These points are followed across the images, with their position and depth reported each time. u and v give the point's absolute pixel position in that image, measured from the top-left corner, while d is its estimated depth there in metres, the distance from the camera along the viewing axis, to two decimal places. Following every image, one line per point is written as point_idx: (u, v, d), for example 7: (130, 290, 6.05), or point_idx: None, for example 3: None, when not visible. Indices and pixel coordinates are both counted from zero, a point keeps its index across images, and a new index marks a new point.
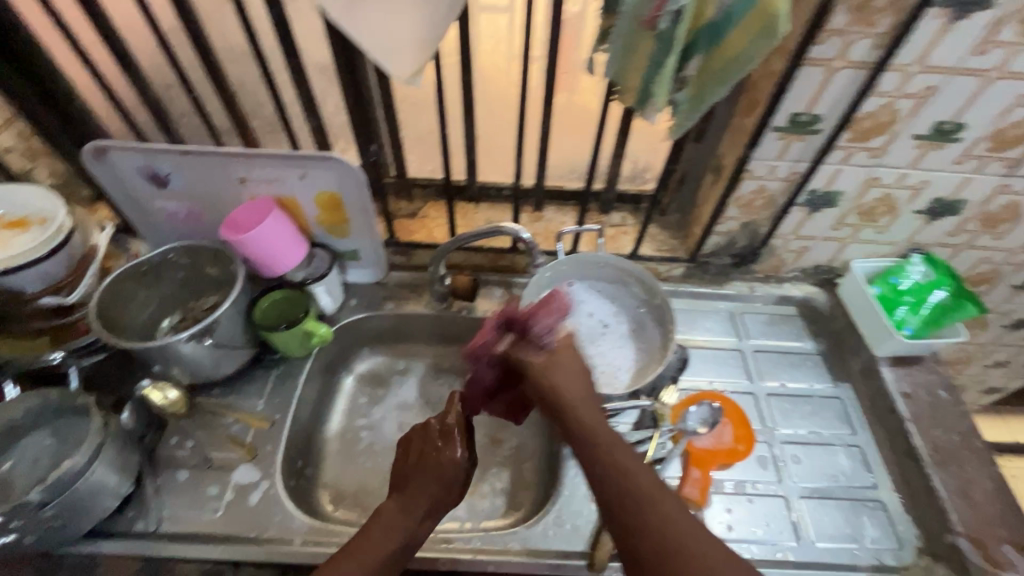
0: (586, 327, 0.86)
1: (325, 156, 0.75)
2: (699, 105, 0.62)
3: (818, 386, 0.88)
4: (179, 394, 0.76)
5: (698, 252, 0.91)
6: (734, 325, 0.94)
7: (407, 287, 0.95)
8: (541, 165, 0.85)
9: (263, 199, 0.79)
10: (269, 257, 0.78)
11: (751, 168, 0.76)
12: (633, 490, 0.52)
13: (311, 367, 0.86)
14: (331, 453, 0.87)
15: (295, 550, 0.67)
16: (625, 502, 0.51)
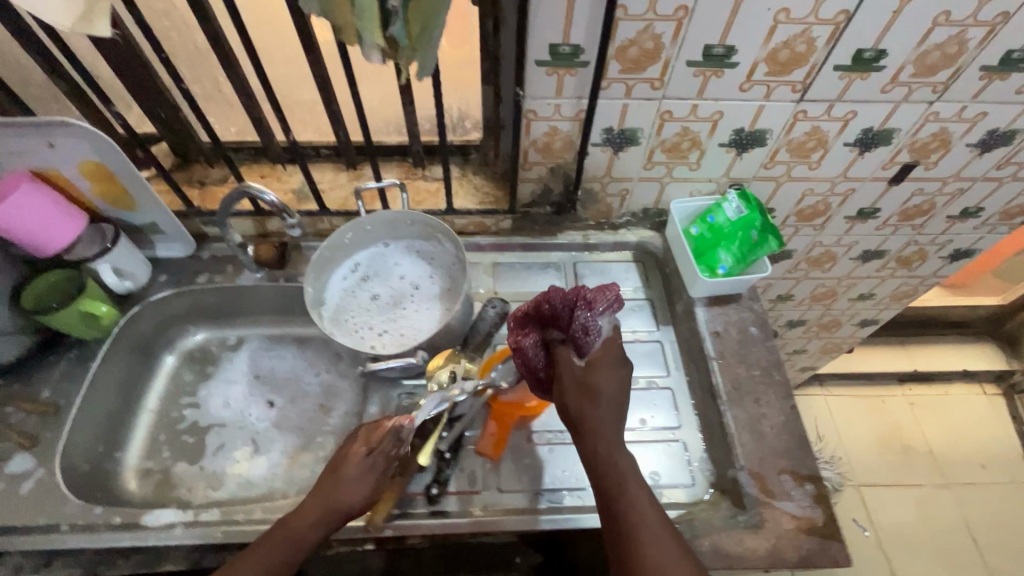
0: (395, 289, 0.84)
1: (66, 122, 0.69)
2: (423, 40, 0.57)
3: (640, 331, 0.87)
4: None
5: (517, 202, 0.88)
6: (564, 276, 0.92)
7: (223, 259, 0.90)
8: (332, 119, 0.80)
9: (17, 172, 0.73)
10: (27, 236, 0.72)
11: (533, 108, 0.72)
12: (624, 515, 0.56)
13: (112, 349, 0.82)
14: (146, 435, 0.84)
15: (62, 536, 0.65)
16: (638, 518, 0.56)
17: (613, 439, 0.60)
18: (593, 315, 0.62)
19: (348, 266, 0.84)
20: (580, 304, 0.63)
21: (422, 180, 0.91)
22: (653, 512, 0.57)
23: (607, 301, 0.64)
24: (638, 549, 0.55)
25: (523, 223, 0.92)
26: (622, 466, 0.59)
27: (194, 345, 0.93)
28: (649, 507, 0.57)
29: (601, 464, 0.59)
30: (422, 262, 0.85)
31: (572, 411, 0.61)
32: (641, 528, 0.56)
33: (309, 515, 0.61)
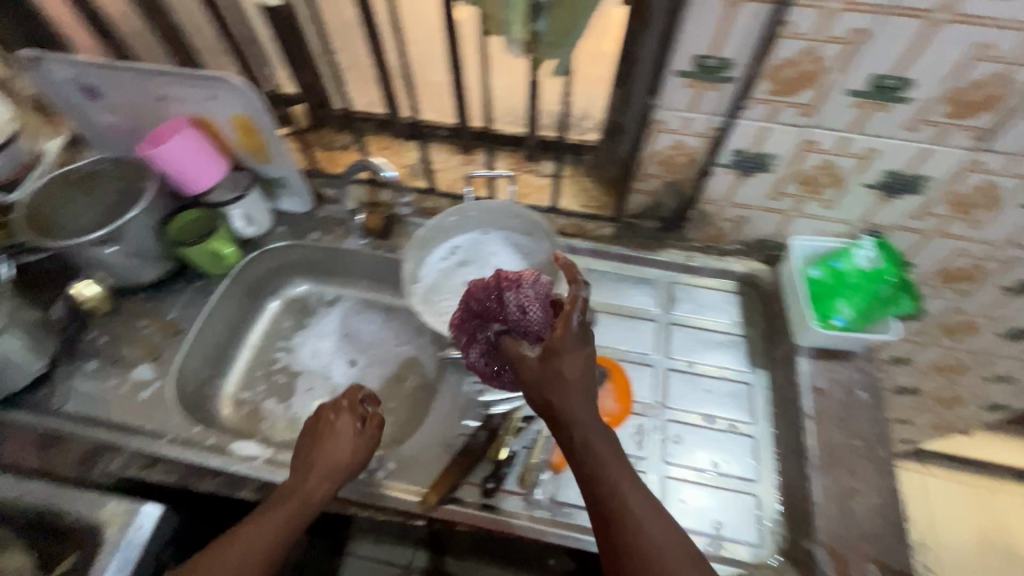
0: (488, 277, 0.84)
1: (227, 77, 0.75)
2: (566, 38, 0.56)
3: (729, 369, 0.81)
4: (98, 291, 0.84)
5: (623, 211, 0.85)
6: (657, 295, 0.88)
7: (334, 221, 0.96)
8: (458, 102, 0.81)
9: (182, 118, 0.82)
10: (181, 174, 0.81)
11: (662, 119, 0.68)
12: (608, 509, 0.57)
13: (229, 286, 0.91)
14: (243, 368, 0.93)
15: (165, 445, 0.73)
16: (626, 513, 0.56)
17: (592, 427, 0.59)
18: (524, 295, 0.65)
19: (447, 246, 0.85)
20: (498, 293, 0.67)
21: (531, 175, 0.90)
22: (648, 507, 0.57)
23: (533, 282, 0.67)
24: (630, 544, 0.55)
25: (624, 233, 0.89)
26: (612, 461, 0.59)
27: (297, 295, 1.00)
28: (642, 501, 0.57)
29: (579, 450, 0.59)
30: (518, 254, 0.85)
31: (546, 398, 0.60)
32: (635, 526, 0.56)
33: (293, 495, 0.62)
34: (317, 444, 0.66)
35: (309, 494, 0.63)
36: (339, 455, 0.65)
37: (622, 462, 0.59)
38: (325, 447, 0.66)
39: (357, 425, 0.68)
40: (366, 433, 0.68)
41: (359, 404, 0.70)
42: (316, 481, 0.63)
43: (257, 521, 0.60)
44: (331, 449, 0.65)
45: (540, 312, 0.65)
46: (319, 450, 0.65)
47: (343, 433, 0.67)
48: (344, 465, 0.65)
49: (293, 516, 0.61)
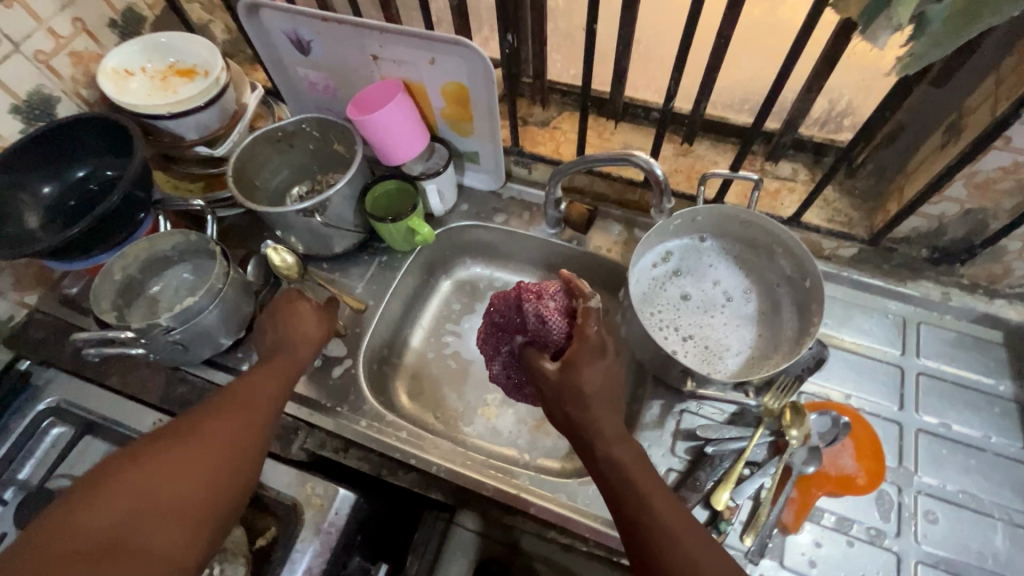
0: (704, 295, 0.73)
1: (456, 40, 0.67)
2: (960, 29, 0.42)
3: (996, 441, 0.67)
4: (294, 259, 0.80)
5: (884, 234, 0.70)
6: (902, 335, 0.74)
7: (521, 204, 0.88)
8: (706, 86, 0.69)
9: (392, 81, 0.76)
10: (387, 144, 0.76)
11: (1011, 135, 0.53)
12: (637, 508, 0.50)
13: (411, 264, 0.86)
14: (416, 348, 0.89)
15: (359, 431, 0.71)
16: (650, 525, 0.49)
17: (587, 414, 0.54)
18: (544, 308, 0.58)
19: (659, 250, 0.75)
20: (523, 307, 0.60)
21: (768, 176, 0.78)
22: (669, 509, 0.50)
23: (559, 291, 0.59)
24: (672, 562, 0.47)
25: (870, 257, 0.75)
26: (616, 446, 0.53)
27: (468, 277, 0.94)
28: (670, 513, 0.50)
29: (613, 476, 0.52)
30: (740, 271, 0.74)
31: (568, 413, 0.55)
32: (657, 521, 0.49)
33: (253, 393, 0.62)
34: (283, 321, 0.69)
35: (267, 388, 0.63)
36: (301, 333, 0.69)
37: (643, 465, 0.53)
38: (293, 334, 0.69)
39: (312, 315, 0.71)
40: (320, 321, 0.71)
41: (331, 310, 0.74)
42: (279, 380, 0.65)
43: (240, 416, 0.60)
44: (302, 328, 0.69)
45: (555, 327, 0.57)
46: (292, 341, 0.68)
47: (303, 314, 0.70)
48: (294, 342, 0.68)
49: (256, 421, 0.60)
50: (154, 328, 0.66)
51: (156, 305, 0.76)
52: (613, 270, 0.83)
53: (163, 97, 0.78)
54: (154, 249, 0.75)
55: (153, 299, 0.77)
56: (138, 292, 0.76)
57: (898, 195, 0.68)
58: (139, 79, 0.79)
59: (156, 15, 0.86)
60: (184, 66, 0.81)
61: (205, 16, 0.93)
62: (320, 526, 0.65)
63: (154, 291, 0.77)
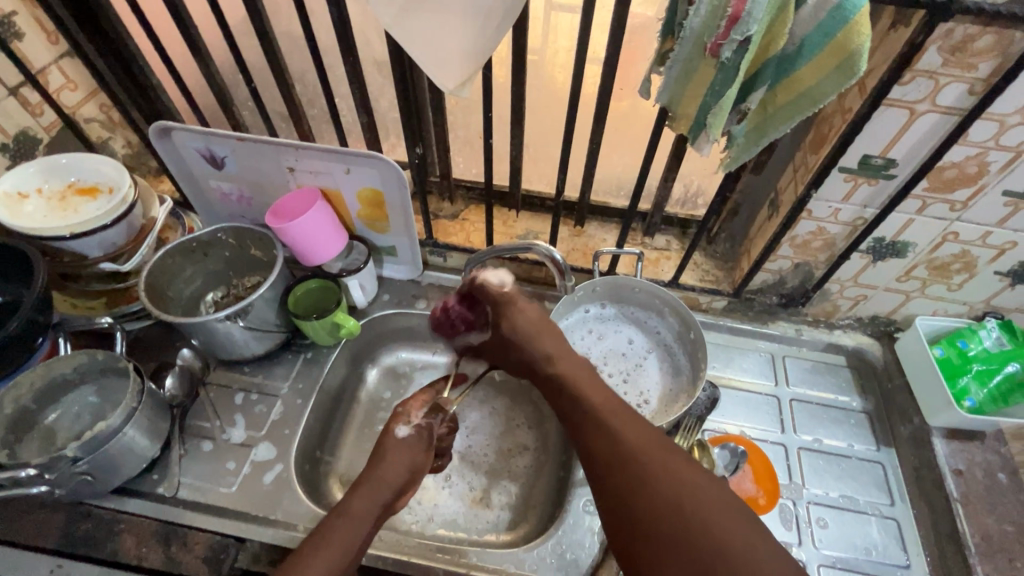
0: (615, 357, 0.84)
1: (369, 155, 0.75)
2: (757, 140, 0.58)
3: (857, 447, 0.81)
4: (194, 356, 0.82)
5: (743, 287, 0.86)
6: (773, 368, 0.88)
7: (440, 289, 0.95)
8: (588, 179, 0.83)
9: (309, 189, 0.81)
10: (308, 247, 0.80)
11: (811, 208, 0.71)
12: (586, 402, 0.56)
13: (337, 356, 0.88)
14: (347, 440, 0.88)
15: (298, 536, 0.69)
16: (608, 435, 0.53)
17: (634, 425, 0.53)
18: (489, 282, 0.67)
19: (581, 312, 0.86)
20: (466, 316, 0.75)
21: (647, 247, 0.92)
22: (644, 438, 0.52)
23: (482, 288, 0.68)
24: (637, 477, 0.49)
25: (738, 307, 0.90)
26: (626, 428, 0.53)
27: (395, 363, 0.97)
28: (624, 426, 0.53)
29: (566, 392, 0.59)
30: (647, 347, 0.84)
31: (521, 337, 0.64)
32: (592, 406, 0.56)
33: (349, 517, 0.58)
34: (383, 456, 0.64)
35: (364, 515, 0.59)
36: (412, 468, 0.65)
37: (614, 407, 0.55)
38: (382, 452, 0.65)
39: (415, 446, 0.66)
40: (426, 450, 0.67)
41: (430, 425, 0.69)
42: (365, 474, 0.63)
43: (338, 537, 0.56)
44: (402, 463, 0.64)
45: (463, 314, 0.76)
46: (385, 465, 0.63)
47: (396, 446, 0.65)
48: (409, 476, 0.65)
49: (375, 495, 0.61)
50: (59, 460, 0.62)
51: (53, 435, 0.70)
52: None
53: (64, 217, 0.77)
54: (53, 374, 0.70)
55: (48, 429, 0.71)
56: (30, 424, 0.70)
57: (746, 255, 0.85)
58: (35, 201, 0.78)
59: (52, 136, 0.86)
60: (85, 184, 0.81)
61: (104, 134, 0.94)
62: None
63: (50, 420, 0.71)
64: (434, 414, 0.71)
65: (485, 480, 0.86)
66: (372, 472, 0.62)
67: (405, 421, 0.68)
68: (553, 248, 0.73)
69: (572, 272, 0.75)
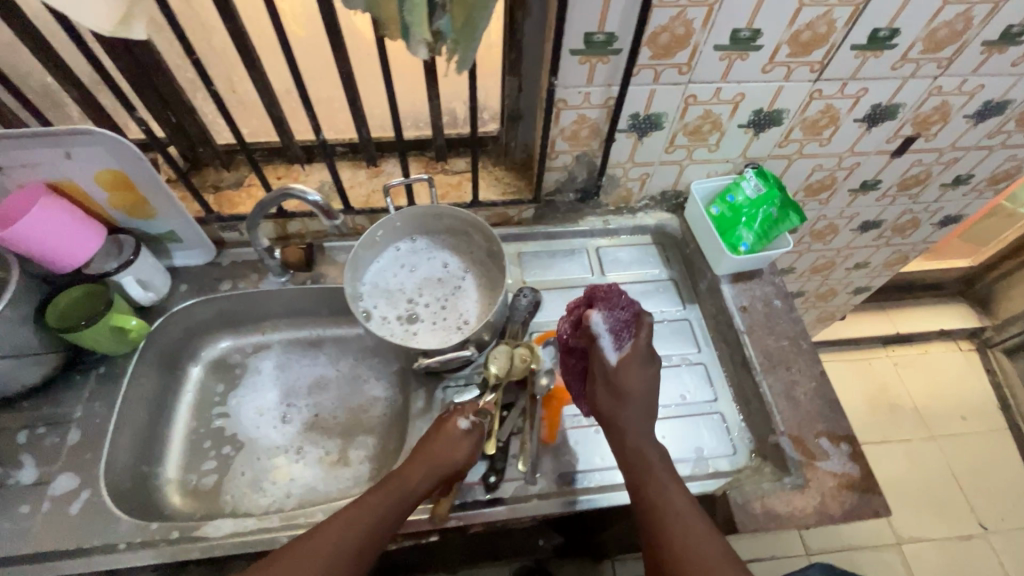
0: (432, 286, 0.83)
1: (83, 130, 0.66)
2: (470, 33, 0.58)
3: (667, 311, 0.89)
4: None
5: (540, 191, 0.89)
6: (588, 261, 0.93)
7: (244, 265, 0.88)
8: (359, 113, 0.79)
9: (32, 186, 0.70)
10: (47, 251, 0.69)
11: (563, 97, 0.73)
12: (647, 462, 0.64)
13: (138, 363, 0.80)
14: (180, 445, 0.82)
15: (119, 555, 0.64)
16: (662, 506, 0.61)
17: (654, 478, 0.63)
18: (615, 312, 0.67)
19: (390, 253, 0.84)
20: (625, 318, 0.68)
21: (448, 174, 0.91)
22: (682, 504, 0.61)
23: (613, 304, 0.68)
24: (698, 537, 0.59)
25: (546, 212, 0.93)
26: (666, 488, 0.62)
27: (220, 354, 0.91)
28: (678, 493, 0.62)
29: (632, 457, 0.65)
30: (462, 268, 0.85)
31: (612, 403, 0.67)
32: (651, 469, 0.64)
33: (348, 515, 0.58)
34: (428, 443, 0.66)
35: (381, 512, 0.60)
36: (439, 466, 0.64)
37: (665, 472, 0.64)
38: (440, 437, 0.66)
39: (462, 441, 0.66)
40: (474, 451, 0.66)
41: (478, 424, 0.68)
42: (420, 462, 0.64)
43: (328, 534, 0.57)
44: (438, 451, 0.65)
45: (627, 313, 0.69)
46: (418, 455, 0.65)
47: (454, 432, 0.66)
48: (447, 467, 0.64)
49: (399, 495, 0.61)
50: None
51: None
52: None
53: None
54: None
55: None
56: None
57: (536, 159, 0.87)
58: None
59: None
60: None
61: None
62: None
63: None
64: (486, 419, 0.70)
65: (339, 441, 0.85)
66: (400, 472, 0.63)
67: (467, 413, 0.68)
68: (309, 189, 0.71)
69: (337, 213, 0.75)
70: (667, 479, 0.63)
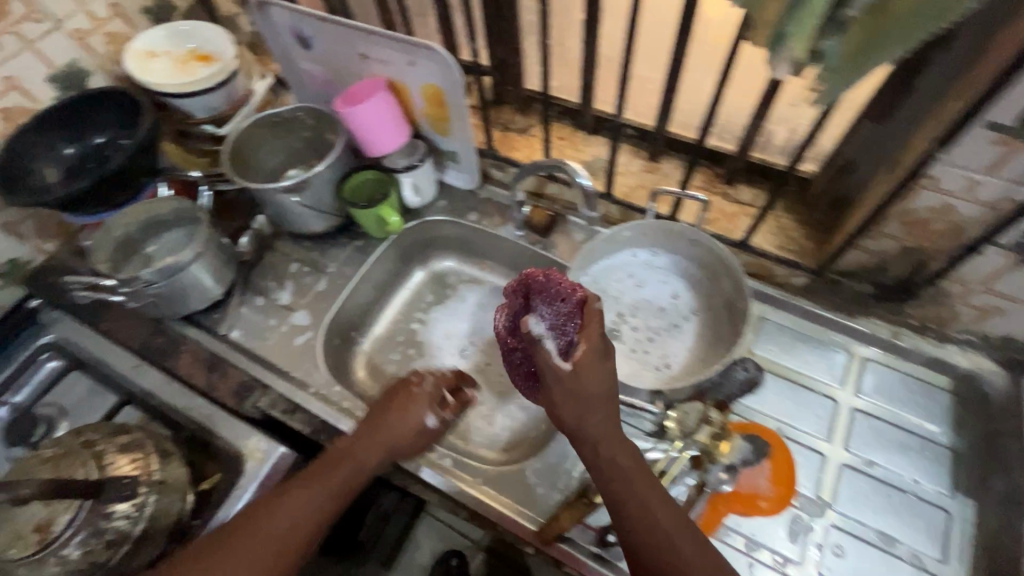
0: (650, 309, 0.76)
1: (430, 48, 0.73)
2: (858, 67, 0.45)
3: (923, 486, 0.66)
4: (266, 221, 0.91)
5: (830, 266, 0.72)
6: (843, 369, 0.73)
7: (493, 205, 0.92)
8: (668, 105, 0.72)
9: (378, 79, 0.82)
10: (365, 135, 0.81)
11: (935, 174, 0.55)
12: (649, 505, 0.54)
13: (385, 250, 0.92)
14: (381, 329, 0.94)
15: (309, 396, 0.77)
16: (655, 543, 0.53)
17: (650, 513, 0.54)
18: (558, 304, 0.55)
19: (625, 255, 0.78)
20: (570, 305, 0.55)
21: (727, 200, 0.80)
22: (693, 550, 0.53)
23: (562, 293, 0.55)
24: None
25: (821, 288, 0.76)
26: (672, 530, 0.53)
27: (441, 270, 0.99)
28: (694, 547, 0.53)
29: (611, 479, 0.56)
30: (691, 307, 0.75)
31: (615, 437, 0.56)
32: (643, 507, 0.54)
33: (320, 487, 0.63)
34: (388, 416, 0.68)
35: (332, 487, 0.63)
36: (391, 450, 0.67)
37: (660, 493, 0.55)
38: (402, 415, 0.68)
39: (412, 430, 0.68)
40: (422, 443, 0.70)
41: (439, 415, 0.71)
42: (382, 445, 0.66)
43: (295, 494, 0.61)
44: (400, 432, 0.67)
45: (570, 303, 0.55)
46: (379, 434, 0.66)
47: (413, 420, 0.68)
48: (398, 449, 0.68)
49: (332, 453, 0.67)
50: (136, 280, 0.74)
51: (149, 261, 0.85)
52: None
53: (182, 78, 0.87)
54: (154, 213, 0.84)
55: (147, 255, 0.85)
56: (134, 248, 0.85)
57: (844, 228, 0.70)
58: (162, 60, 0.89)
59: (188, 6, 0.96)
60: (203, 52, 0.90)
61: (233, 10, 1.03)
62: (257, 476, 0.70)
63: (150, 250, 0.85)
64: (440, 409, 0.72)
65: (495, 400, 0.87)
66: (363, 453, 0.65)
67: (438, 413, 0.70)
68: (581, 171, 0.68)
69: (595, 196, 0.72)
70: (659, 509, 0.54)
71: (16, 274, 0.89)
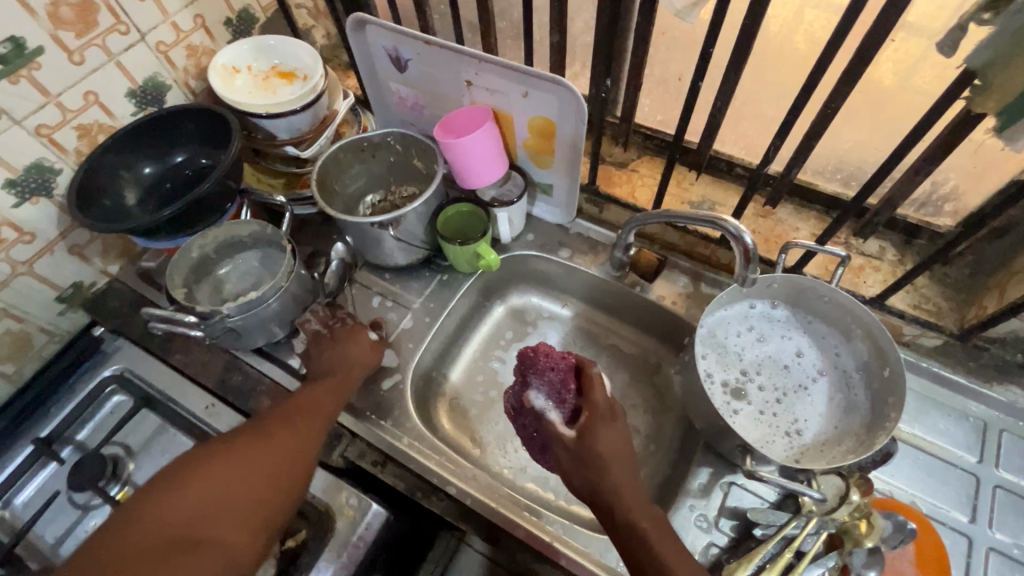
0: (773, 370, 0.70)
1: (554, 80, 0.68)
2: None
3: None
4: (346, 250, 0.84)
5: (977, 332, 0.66)
6: (980, 440, 0.68)
7: (587, 241, 0.87)
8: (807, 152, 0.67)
9: (482, 107, 0.77)
10: (466, 168, 0.76)
11: None
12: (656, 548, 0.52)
13: (470, 285, 0.86)
14: (461, 368, 0.89)
15: (401, 448, 0.72)
16: None
17: (648, 552, 0.52)
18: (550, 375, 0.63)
19: (743, 306, 0.73)
20: (569, 376, 0.62)
21: (853, 252, 0.75)
22: None
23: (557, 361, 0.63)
24: None
25: (957, 352, 0.70)
26: None
27: (522, 305, 0.94)
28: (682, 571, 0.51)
29: (620, 522, 0.54)
30: (818, 367, 0.70)
31: (599, 470, 0.56)
32: (655, 552, 0.52)
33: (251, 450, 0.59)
34: (340, 343, 0.73)
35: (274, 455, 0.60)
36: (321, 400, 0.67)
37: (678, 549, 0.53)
38: (350, 344, 0.73)
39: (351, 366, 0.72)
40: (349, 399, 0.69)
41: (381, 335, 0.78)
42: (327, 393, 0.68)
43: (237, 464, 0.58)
44: (354, 354, 0.73)
45: (562, 369, 0.63)
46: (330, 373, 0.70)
47: (356, 341, 0.74)
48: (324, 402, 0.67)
49: (312, 435, 0.64)
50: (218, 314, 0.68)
51: (222, 287, 0.79)
52: (675, 323, 0.81)
53: (265, 97, 0.81)
54: (233, 233, 0.78)
55: (219, 280, 0.80)
56: (207, 271, 0.79)
57: (996, 293, 0.64)
58: (245, 76, 0.83)
59: (267, 17, 0.91)
60: (287, 69, 0.84)
61: (310, 22, 0.97)
62: (350, 537, 0.64)
63: (223, 273, 0.80)
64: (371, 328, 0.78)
65: None
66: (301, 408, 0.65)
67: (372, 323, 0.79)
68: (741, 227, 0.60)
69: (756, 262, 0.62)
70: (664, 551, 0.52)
71: (80, 298, 0.83)
